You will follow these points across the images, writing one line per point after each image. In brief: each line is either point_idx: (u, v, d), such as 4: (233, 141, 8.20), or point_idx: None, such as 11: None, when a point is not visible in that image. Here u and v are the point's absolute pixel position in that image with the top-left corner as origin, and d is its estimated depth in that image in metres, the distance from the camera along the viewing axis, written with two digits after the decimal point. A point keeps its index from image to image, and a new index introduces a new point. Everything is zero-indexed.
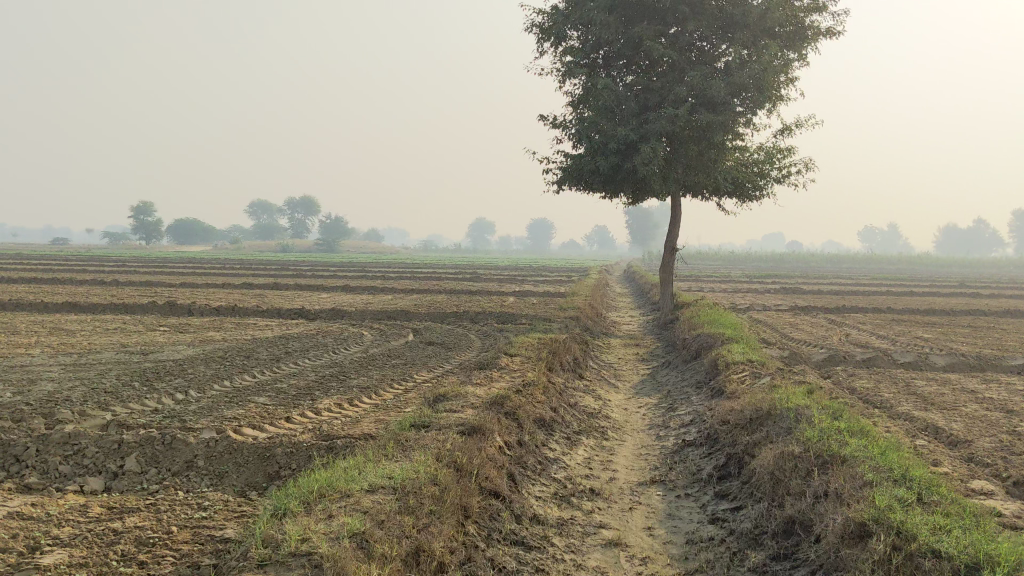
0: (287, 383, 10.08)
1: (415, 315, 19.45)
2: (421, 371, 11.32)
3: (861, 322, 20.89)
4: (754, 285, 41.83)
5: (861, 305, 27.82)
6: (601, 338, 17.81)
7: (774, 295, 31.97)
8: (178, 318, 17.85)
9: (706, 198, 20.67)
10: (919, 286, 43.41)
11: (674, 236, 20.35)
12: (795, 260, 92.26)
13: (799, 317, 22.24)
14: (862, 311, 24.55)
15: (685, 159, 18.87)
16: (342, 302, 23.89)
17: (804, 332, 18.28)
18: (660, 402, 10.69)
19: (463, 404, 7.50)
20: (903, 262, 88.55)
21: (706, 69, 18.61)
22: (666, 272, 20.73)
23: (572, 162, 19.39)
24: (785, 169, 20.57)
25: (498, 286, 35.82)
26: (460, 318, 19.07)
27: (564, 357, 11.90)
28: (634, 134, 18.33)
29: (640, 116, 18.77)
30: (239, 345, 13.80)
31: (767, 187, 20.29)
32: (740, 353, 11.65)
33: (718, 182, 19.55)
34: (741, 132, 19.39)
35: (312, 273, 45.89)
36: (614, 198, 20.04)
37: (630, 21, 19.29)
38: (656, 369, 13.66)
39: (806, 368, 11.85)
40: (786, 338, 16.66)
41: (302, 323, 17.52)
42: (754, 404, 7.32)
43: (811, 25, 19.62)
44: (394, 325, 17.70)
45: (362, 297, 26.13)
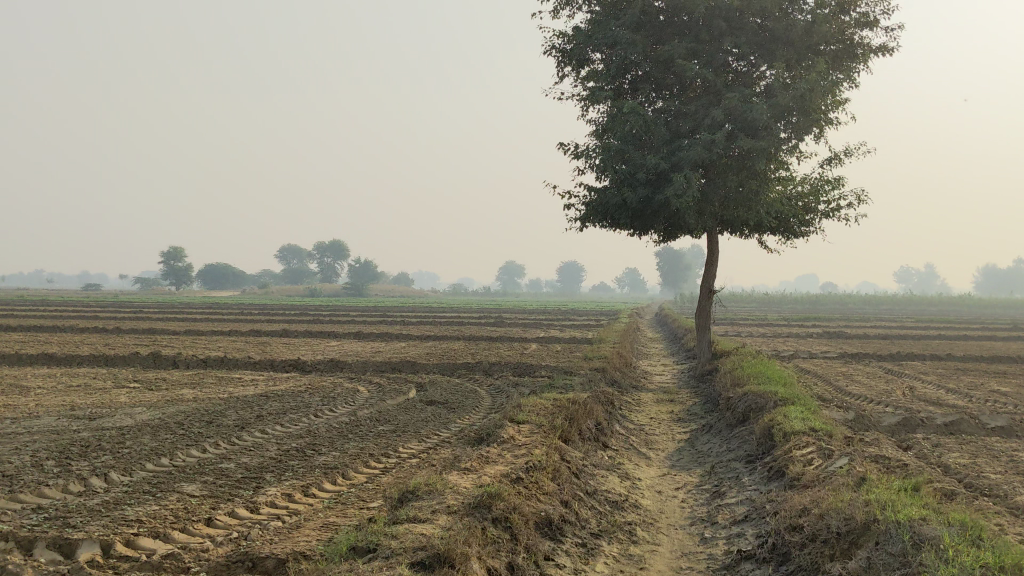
0: (236, 462, 8.11)
1: (423, 367, 17.45)
2: (409, 443, 9.31)
3: (923, 373, 18.60)
4: (792, 329, 39.49)
5: (916, 352, 25.40)
6: (630, 393, 15.70)
7: (819, 340, 29.60)
8: (157, 372, 15.98)
9: (746, 234, 18.63)
10: (968, 330, 40.75)
11: (711, 277, 18.29)
12: (831, 302, 89.37)
13: (851, 367, 19.98)
14: (920, 359, 22.21)
15: (723, 191, 16.87)
16: (348, 351, 21.98)
17: (862, 386, 16.05)
18: (703, 483, 8.59)
19: (438, 505, 5.48)
20: (944, 304, 85.39)
21: (745, 91, 16.68)
22: (703, 317, 18.64)
23: (596, 196, 17.45)
24: (833, 202, 18.51)
25: (523, 331, 33.83)
26: (472, 370, 17.07)
27: (585, 424, 9.85)
28: (665, 163, 16.38)
29: (672, 143, 16.84)
30: (207, 407, 11.88)
31: (814, 222, 18.24)
32: (801, 419, 9.53)
33: (761, 216, 17.52)
34: (785, 161, 17.39)
35: (327, 318, 44.41)
36: (643, 234, 18.04)
37: (659, 40, 17.45)
38: (694, 434, 11.53)
39: (879, 438, 9.69)
40: (844, 394, 14.47)
41: (294, 377, 15.61)
42: (841, 509, 5.24)
43: (860, 42, 17.72)
44: (397, 379, 15.74)
45: (372, 346, 24.19)
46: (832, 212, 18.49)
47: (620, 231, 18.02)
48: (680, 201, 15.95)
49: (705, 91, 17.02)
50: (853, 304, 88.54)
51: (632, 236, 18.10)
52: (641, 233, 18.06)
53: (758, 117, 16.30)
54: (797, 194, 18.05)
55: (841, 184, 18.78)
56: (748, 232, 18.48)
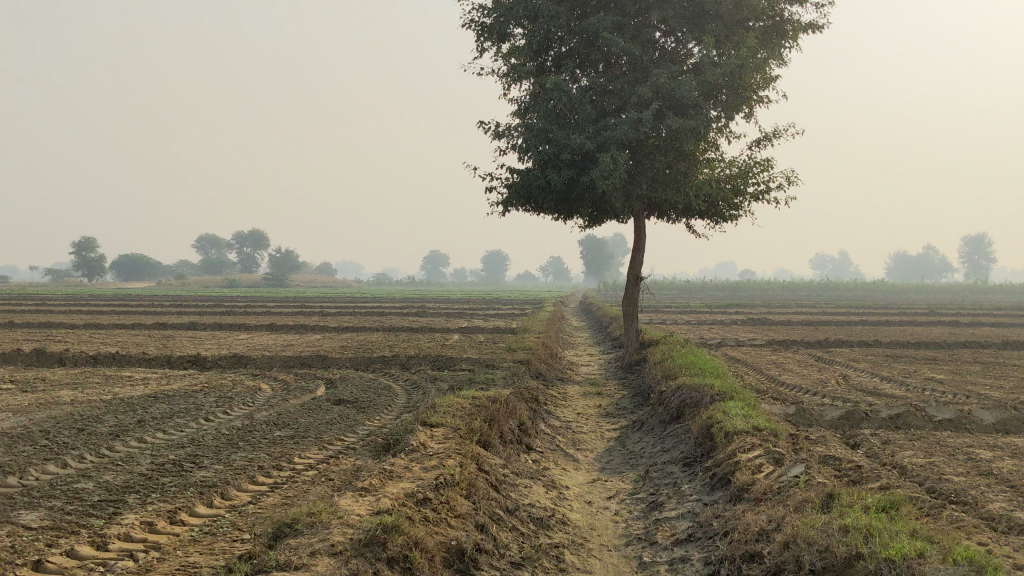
0: (97, 480, 6.91)
1: (334, 360, 16.25)
2: (307, 452, 8.19)
3: (854, 361, 18.07)
4: (716, 316, 39.20)
5: (843, 338, 25.07)
6: (555, 386, 14.75)
7: (745, 327, 29.19)
8: (37, 371, 14.47)
9: (674, 218, 17.85)
10: (886, 315, 41.00)
11: (638, 263, 17.47)
12: (752, 288, 90.24)
13: (781, 355, 19.39)
14: (848, 346, 21.78)
15: (651, 173, 16.03)
16: (257, 344, 20.60)
17: (796, 375, 15.38)
18: (637, 491, 7.67)
19: (321, 543, 4.41)
20: (860, 290, 86.91)
21: (673, 67, 15.85)
22: (631, 305, 17.82)
23: (518, 178, 16.45)
24: (763, 184, 17.84)
25: (446, 321, 32.77)
26: (388, 363, 15.94)
27: (506, 425, 8.85)
28: (591, 143, 15.45)
29: (598, 122, 15.92)
30: (83, 411, 10.55)
31: (744, 205, 17.53)
32: (741, 417, 8.67)
33: (690, 199, 16.74)
34: (715, 142, 16.62)
35: (241, 310, 42.70)
36: (568, 218, 17.11)
37: (583, 13, 16.51)
38: (625, 432, 10.62)
39: (826, 435, 8.90)
40: (779, 386, 13.74)
41: (191, 375, 14.30)
42: (812, 539, 4.33)
43: (790, 18, 17.05)
44: (305, 375, 14.54)
45: (284, 339, 22.85)
46: (762, 196, 17.79)
47: (544, 216, 17.06)
48: (606, 182, 15.04)
49: (631, 68, 16.15)
50: (773, 290, 89.56)
51: (556, 220, 17.15)
52: (566, 217, 17.12)
53: (688, 95, 15.48)
54: (727, 177, 17.31)
55: (770, 166, 18.11)
56: (676, 216, 17.71)
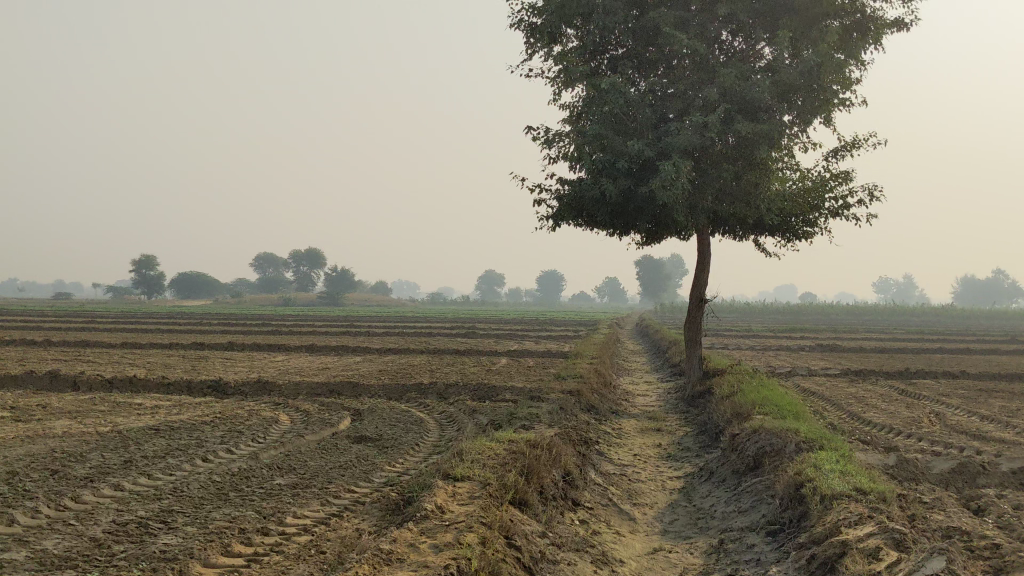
0: (33, 549, 5.53)
1: (366, 388, 14.86)
2: (304, 509, 6.76)
3: (944, 396, 16.17)
4: (779, 341, 37.22)
5: (923, 368, 23.03)
6: (609, 421, 13.16)
7: (813, 354, 27.24)
8: (43, 396, 13.28)
9: (742, 234, 16.21)
10: (960, 342, 38.60)
11: (702, 284, 15.85)
12: (813, 311, 87.41)
13: (860, 387, 17.55)
14: (932, 377, 19.82)
15: (717, 184, 14.45)
16: (290, 368, 19.31)
17: (883, 412, 13.58)
18: (710, 571, 6.08)
19: None
20: (928, 314, 83.56)
21: (742, 67, 14.26)
22: (693, 331, 16.19)
23: (570, 190, 14.97)
24: (841, 198, 16.12)
25: (495, 343, 31.29)
26: (424, 392, 14.49)
27: (547, 477, 7.31)
28: (650, 150, 13.93)
29: (659, 128, 14.39)
30: (66, 447, 9.25)
31: (820, 222, 15.82)
32: (838, 473, 7.03)
33: (760, 214, 15.09)
34: (789, 151, 14.97)
35: (286, 329, 41.83)
36: (624, 234, 15.58)
37: (642, 9, 15.01)
38: (691, 482, 9.02)
39: (943, 497, 7.22)
40: (866, 427, 11.99)
41: (207, 403, 12.98)
42: None
43: (872, 13, 15.36)
44: (331, 405, 13.16)
45: (321, 362, 21.58)
46: (840, 211, 16.04)
47: (597, 231, 15.55)
48: (666, 194, 13.49)
49: (695, 68, 14.57)
50: (836, 314, 86.62)
51: (611, 235, 15.63)
52: (622, 233, 15.58)
53: (760, 96, 13.89)
54: (802, 190, 15.61)
55: (850, 180, 16.36)
56: (745, 232, 16.05)
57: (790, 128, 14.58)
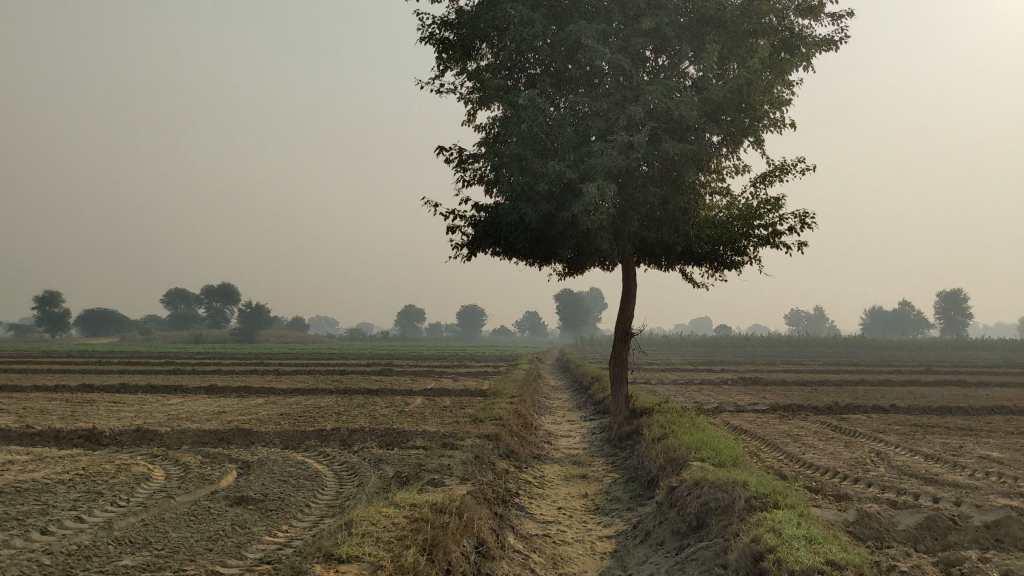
0: None
1: (261, 435, 13.33)
2: None
3: (880, 432, 15.35)
4: (701, 374, 36.58)
5: (851, 401, 22.37)
6: (529, 468, 11.92)
7: (738, 388, 26.50)
8: None
9: (669, 263, 15.23)
10: (878, 373, 38.49)
11: (628, 316, 14.80)
12: (731, 343, 87.91)
13: (792, 424, 16.67)
14: (863, 412, 19.11)
15: (644, 209, 13.42)
16: (181, 413, 17.58)
17: (823, 454, 12.61)
18: None
19: None
20: (842, 345, 84.69)
21: (668, 84, 13.31)
22: (619, 367, 15.09)
23: (486, 216, 13.77)
24: (771, 224, 15.25)
25: (411, 380, 29.85)
26: (326, 438, 13.05)
27: (456, 553, 6.00)
28: (572, 172, 12.83)
29: (580, 148, 13.33)
30: None
31: (750, 250, 14.91)
32: (803, 541, 5.89)
33: (689, 241, 14.12)
34: (718, 174, 14.05)
35: (190, 366, 39.69)
36: (544, 262, 14.46)
37: (561, 23, 14.00)
38: (624, 544, 7.82)
39: (924, 566, 6.13)
40: (809, 472, 10.97)
41: (72, 457, 11.32)
42: None
43: (801, 33, 14.61)
44: (218, 456, 11.62)
45: (218, 404, 19.88)
46: (771, 239, 15.16)
47: (515, 259, 14.38)
48: (589, 218, 12.39)
49: (617, 85, 13.58)
50: (753, 346, 87.23)
51: (530, 264, 14.48)
52: (542, 261, 14.44)
53: (687, 115, 12.95)
54: (732, 216, 14.70)
55: (779, 207, 15.54)
56: (672, 261, 15.06)
57: (719, 149, 13.67)
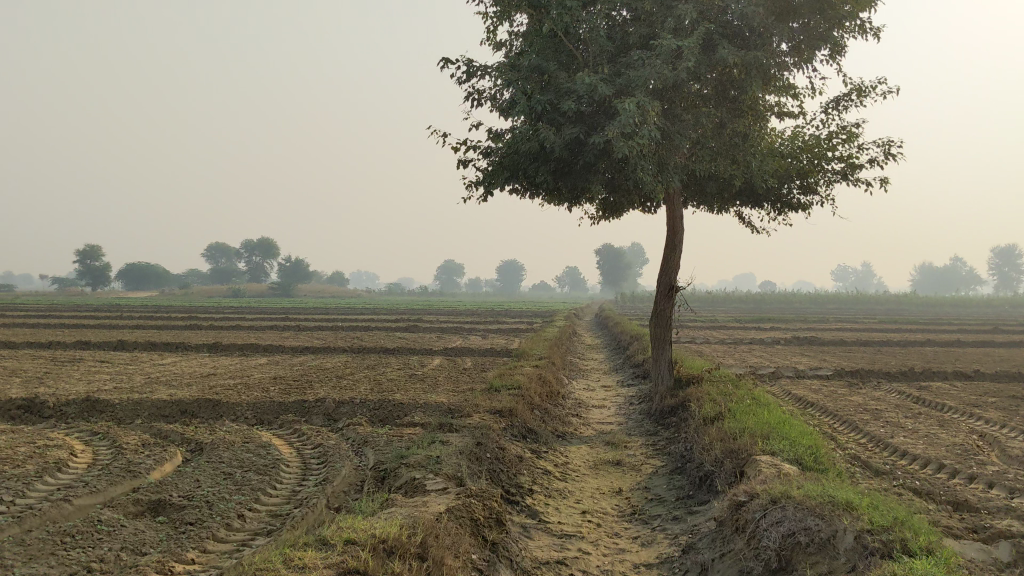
0: None
1: (233, 406, 11.18)
2: None
3: (975, 406, 12.82)
4: (748, 332, 33.99)
5: (924, 366, 19.66)
6: (550, 453, 9.63)
7: (793, 350, 23.93)
8: None
9: (722, 202, 12.74)
10: (940, 332, 35.61)
11: (672, 265, 12.39)
12: (776, 300, 84.77)
13: (866, 394, 14.19)
14: (944, 380, 16.53)
15: (694, 134, 10.93)
16: (164, 376, 15.53)
17: (915, 437, 10.11)
18: None
19: None
20: (893, 303, 81.03)
21: None
22: (661, 327, 12.70)
23: (501, 145, 11.34)
24: (847, 158, 12.64)
25: (436, 339, 27.70)
26: (308, 412, 10.86)
27: None
28: (608, 87, 10.34)
29: (617, 60, 10.84)
30: None
31: (822, 188, 12.34)
32: None
33: (749, 175, 11.60)
34: (786, 93, 11.47)
35: (205, 321, 38.01)
36: (573, 200, 12.05)
37: None
38: None
39: None
40: (908, 466, 8.50)
41: None
42: None
43: None
44: (167, 437, 9.47)
45: (212, 366, 17.84)
46: (846, 175, 12.56)
47: (538, 197, 11.98)
48: (627, 143, 9.93)
49: None
50: (800, 302, 83.98)
51: (556, 202, 12.07)
52: (569, 199, 12.03)
53: (752, 15, 10.39)
54: (802, 146, 12.14)
55: (856, 136, 12.94)
56: (727, 201, 12.57)
57: (789, 60, 11.12)
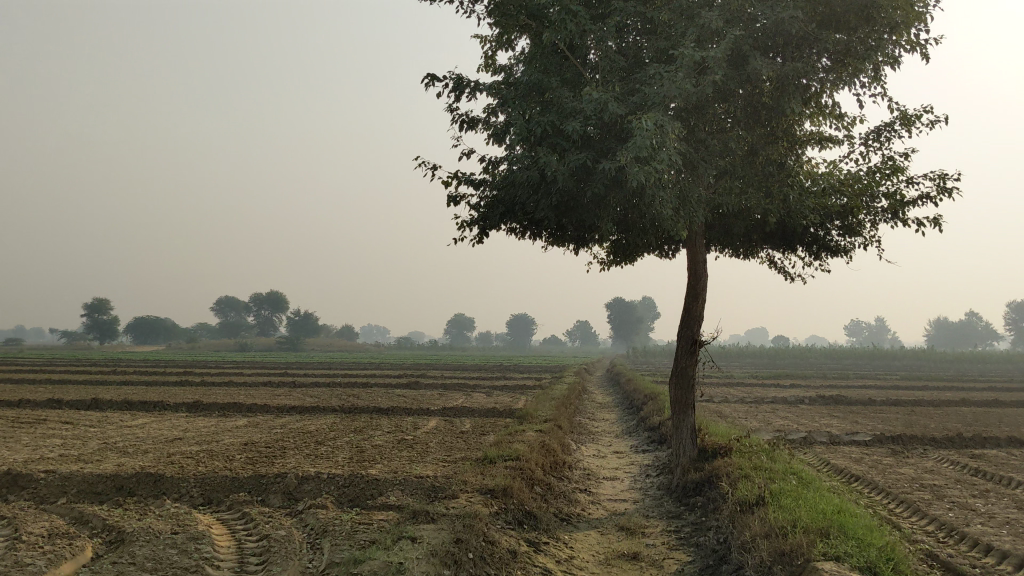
0: None
1: (180, 482, 9.50)
2: None
3: None
4: (768, 390, 32.16)
5: (973, 430, 17.71)
6: (552, 544, 7.90)
7: (819, 411, 22.14)
8: None
9: (751, 243, 11.13)
10: (970, 389, 33.64)
11: (695, 316, 10.75)
12: (791, 355, 82.79)
13: (917, 465, 12.38)
14: (998, 447, 14.71)
15: (722, 163, 9.33)
16: (124, 442, 13.87)
17: (996, 524, 8.32)
18: None
19: None
20: (911, 358, 78.93)
21: None
22: (681, 388, 10.99)
23: (497, 176, 9.81)
24: (893, 195, 11.03)
25: (437, 396, 25.99)
26: (266, 490, 9.17)
27: None
28: (620, 107, 8.77)
29: (630, 78, 9.30)
30: None
31: (864, 227, 10.71)
32: None
33: (784, 212, 9.99)
34: (824, 117, 9.93)
35: (197, 377, 36.42)
36: (581, 241, 10.47)
37: None
38: None
39: None
40: (1001, 568, 6.73)
41: None
42: None
43: None
44: (86, 524, 7.80)
45: (184, 428, 16.17)
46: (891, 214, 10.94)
47: (541, 237, 10.41)
48: (643, 169, 8.35)
49: None
50: (815, 357, 81.94)
51: (562, 243, 10.50)
52: (577, 239, 10.44)
53: (788, 23, 8.86)
54: (842, 181, 10.56)
55: (904, 171, 11.34)
56: (756, 243, 10.97)
57: (830, 78, 9.57)
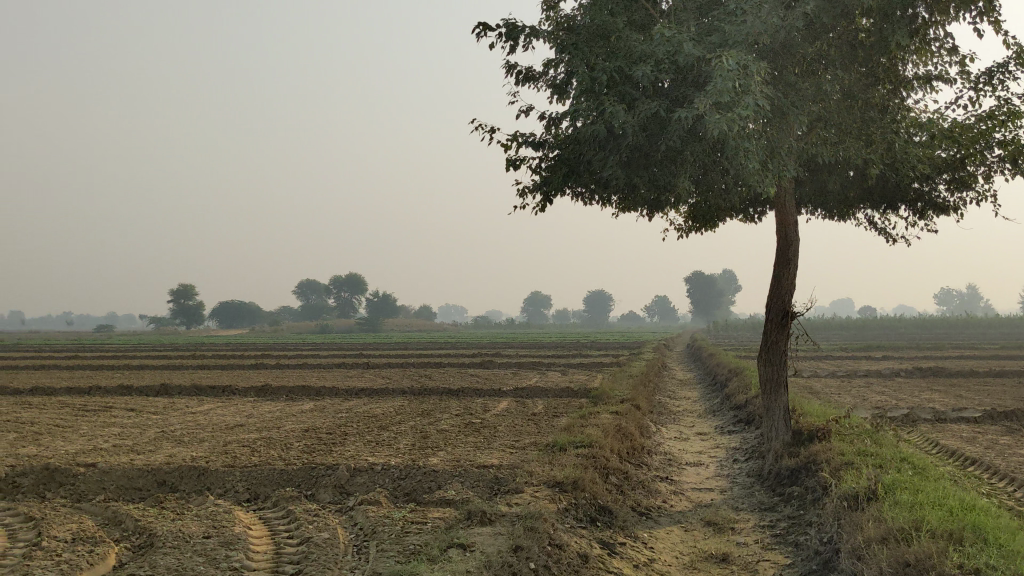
0: None
1: (227, 475, 8.85)
2: None
3: None
4: (860, 362, 30.61)
5: None
6: (629, 544, 6.98)
7: (919, 384, 20.71)
8: None
9: (846, 202, 9.98)
10: None
11: (785, 284, 9.65)
12: (880, 326, 79.98)
13: None
14: None
15: (814, 109, 8.20)
16: (182, 430, 13.37)
17: None
18: None
19: None
20: (1008, 326, 75.46)
21: None
22: (772, 364, 9.91)
23: (561, 134, 8.85)
24: (1009, 142, 9.75)
25: (512, 375, 25.23)
26: (316, 483, 8.45)
27: None
28: (697, 48, 7.71)
29: (708, 16, 8.22)
30: None
31: (976, 179, 9.46)
32: None
33: (886, 163, 8.82)
34: (930, 55, 8.71)
35: (273, 359, 36.33)
36: (656, 203, 9.44)
37: None
38: None
39: None
40: None
41: None
42: None
43: None
44: (118, 525, 7.15)
45: (248, 414, 15.66)
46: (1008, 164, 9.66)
47: (611, 201, 9.43)
48: (725, 116, 7.29)
49: None
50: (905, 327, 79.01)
51: (634, 206, 9.49)
52: (651, 202, 9.43)
53: None
54: (951, 128, 9.33)
55: (1021, 116, 10.04)
56: (853, 201, 9.79)
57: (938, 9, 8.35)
